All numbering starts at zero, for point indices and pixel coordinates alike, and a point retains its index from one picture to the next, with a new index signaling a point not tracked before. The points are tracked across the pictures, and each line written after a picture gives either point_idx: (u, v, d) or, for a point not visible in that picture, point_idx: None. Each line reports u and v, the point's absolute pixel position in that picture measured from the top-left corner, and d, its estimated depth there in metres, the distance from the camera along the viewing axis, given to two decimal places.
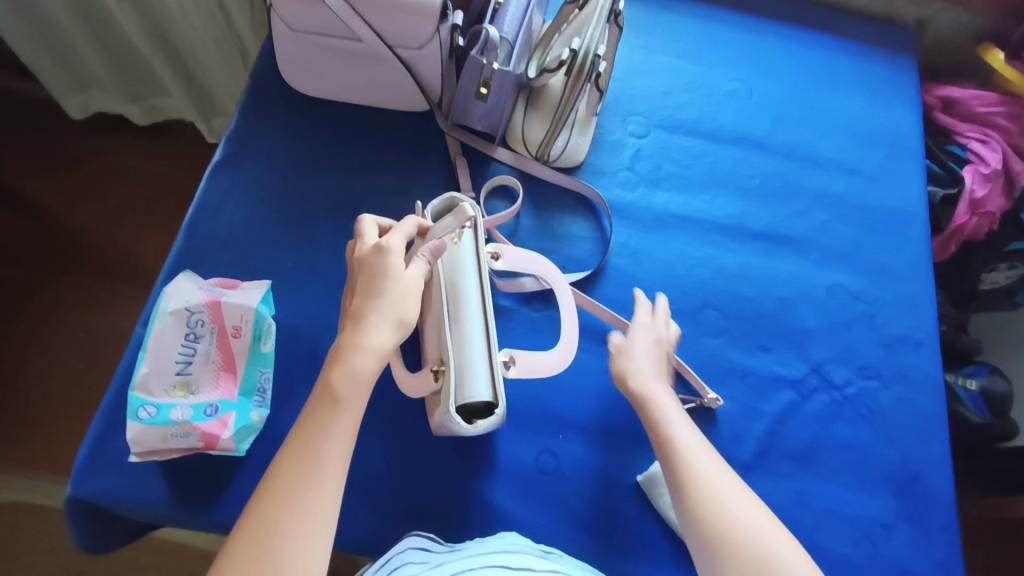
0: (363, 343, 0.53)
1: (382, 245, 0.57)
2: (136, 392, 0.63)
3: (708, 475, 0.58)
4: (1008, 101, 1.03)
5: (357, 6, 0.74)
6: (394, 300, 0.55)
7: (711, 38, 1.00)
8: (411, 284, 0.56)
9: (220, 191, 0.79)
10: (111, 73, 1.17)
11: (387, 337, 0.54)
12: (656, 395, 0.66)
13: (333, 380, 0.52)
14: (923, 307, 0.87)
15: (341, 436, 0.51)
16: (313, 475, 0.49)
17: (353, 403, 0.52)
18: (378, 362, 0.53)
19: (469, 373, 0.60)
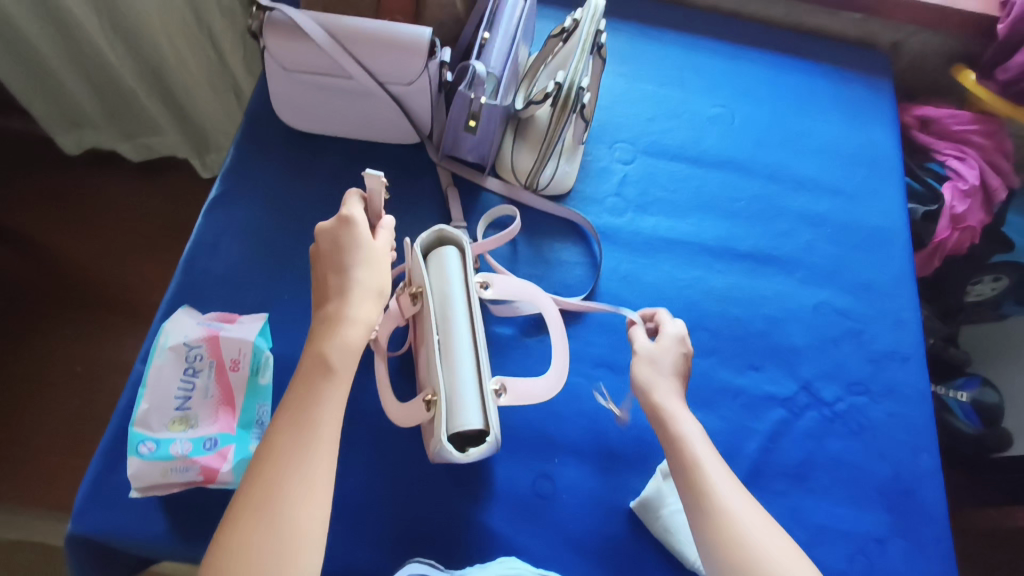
0: (350, 317, 0.57)
1: (347, 218, 0.61)
2: (136, 428, 0.64)
3: (735, 509, 0.56)
4: (982, 119, 1.06)
5: (344, 43, 0.78)
6: (370, 269, 0.60)
7: (693, 66, 1.03)
8: (380, 251, 0.61)
9: (217, 226, 0.81)
10: (103, 113, 1.19)
11: (371, 309, 0.58)
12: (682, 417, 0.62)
13: (325, 350, 0.55)
14: (909, 323, 0.89)
15: (333, 402, 0.54)
16: (307, 444, 0.51)
17: (340, 368, 0.55)
18: (367, 333, 0.57)
19: (460, 402, 0.61)
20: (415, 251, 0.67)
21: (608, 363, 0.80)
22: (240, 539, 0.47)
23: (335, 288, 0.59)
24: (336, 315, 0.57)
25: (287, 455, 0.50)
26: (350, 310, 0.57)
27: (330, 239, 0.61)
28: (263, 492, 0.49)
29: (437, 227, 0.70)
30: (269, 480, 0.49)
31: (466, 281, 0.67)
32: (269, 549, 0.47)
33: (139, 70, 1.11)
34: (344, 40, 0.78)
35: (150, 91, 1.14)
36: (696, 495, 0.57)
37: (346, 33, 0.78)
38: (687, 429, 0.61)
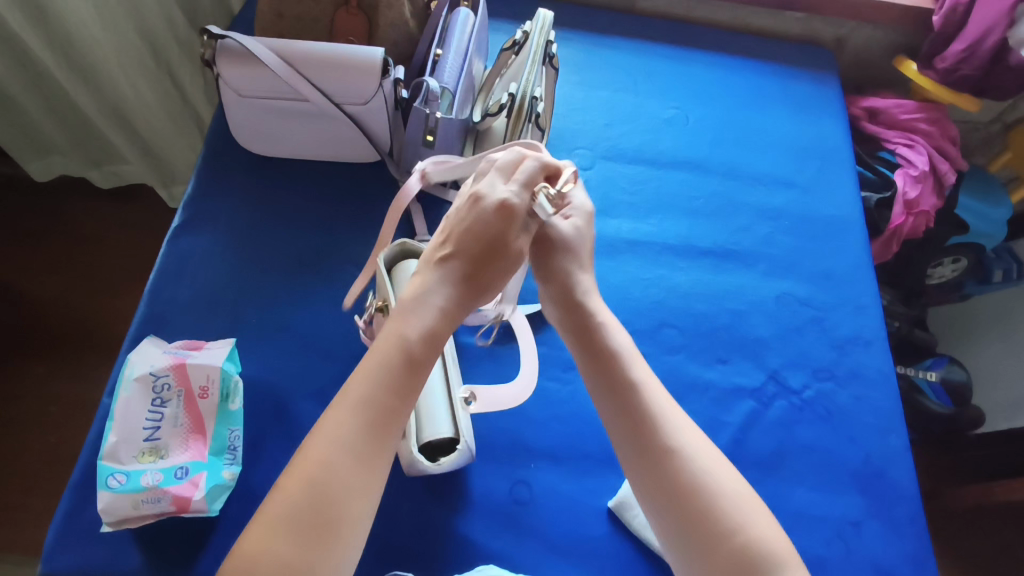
0: (439, 304, 0.57)
1: (511, 209, 0.61)
2: (105, 461, 0.63)
3: (673, 420, 0.56)
4: (925, 107, 1.10)
5: (298, 67, 0.79)
6: (496, 273, 0.61)
7: (647, 70, 1.05)
8: (514, 256, 0.61)
9: (181, 254, 0.81)
10: (71, 142, 1.18)
11: (456, 307, 0.59)
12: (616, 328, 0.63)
13: (408, 333, 0.54)
14: (869, 308, 0.91)
15: (395, 390, 0.52)
16: (370, 427, 0.50)
17: (420, 356, 0.54)
18: (446, 324, 0.57)
19: (428, 412, 0.64)
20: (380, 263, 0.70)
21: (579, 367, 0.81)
22: (279, 537, 0.45)
23: (453, 266, 0.59)
24: (439, 292, 0.58)
25: (352, 447, 0.48)
26: (452, 306, 0.58)
27: (482, 216, 0.60)
28: (307, 490, 0.46)
29: (399, 241, 0.75)
30: (312, 476, 0.47)
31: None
32: (311, 550, 0.45)
33: (99, 103, 1.10)
34: (295, 62, 0.79)
35: (113, 125, 1.14)
36: (628, 405, 0.57)
37: (299, 57, 0.78)
38: (617, 337, 0.62)
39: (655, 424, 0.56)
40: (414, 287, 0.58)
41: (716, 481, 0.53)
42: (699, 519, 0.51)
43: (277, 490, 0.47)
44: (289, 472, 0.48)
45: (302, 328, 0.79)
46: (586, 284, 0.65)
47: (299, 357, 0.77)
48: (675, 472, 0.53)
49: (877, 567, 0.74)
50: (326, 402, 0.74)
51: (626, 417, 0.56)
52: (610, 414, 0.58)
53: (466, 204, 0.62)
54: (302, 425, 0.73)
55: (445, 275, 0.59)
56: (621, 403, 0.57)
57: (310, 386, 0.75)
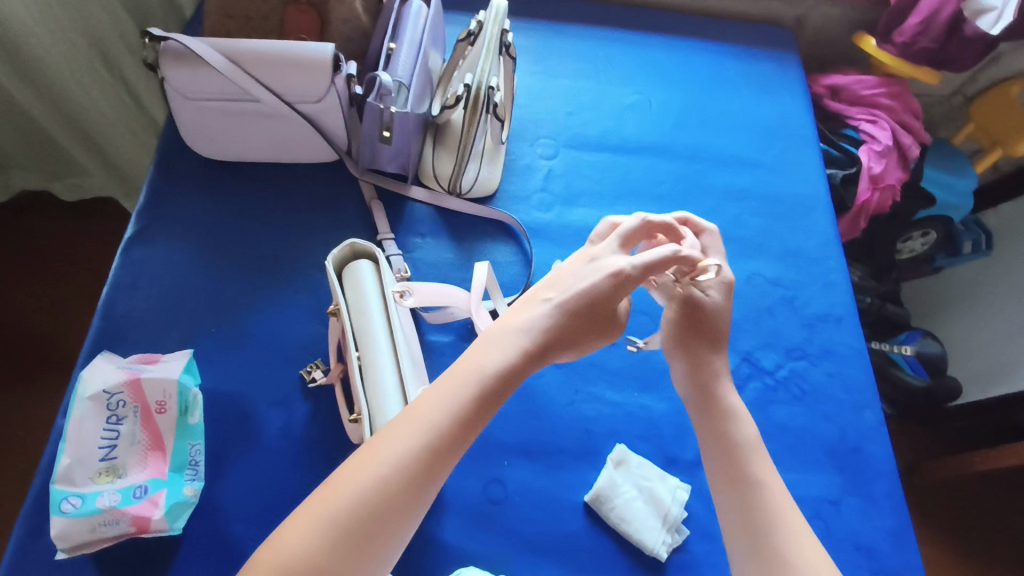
0: (518, 346, 0.55)
1: (624, 279, 0.57)
2: (57, 485, 0.60)
3: (795, 526, 0.55)
4: (886, 82, 1.10)
5: (246, 66, 0.76)
6: (588, 334, 0.58)
7: (608, 57, 1.04)
8: (605, 323, 0.58)
9: (136, 265, 0.78)
10: (29, 154, 1.13)
11: (530, 351, 0.55)
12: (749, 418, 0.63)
13: (484, 360, 0.53)
14: (838, 284, 0.91)
15: (461, 417, 0.50)
16: (433, 450, 0.48)
17: (494, 390, 0.52)
18: (522, 360, 0.54)
19: (382, 416, 0.62)
20: (329, 268, 0.69)
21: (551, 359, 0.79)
22: (308, 546, 0.43)
23: (547, 311, 0.57)
24: (525, 333, 0.56)
25: (410, 467, 0.47)
26: (534, 350, 0.55)
27: (593, 275, 0.58)
28: (355, 502, 0.45)
29: (348, 240, 0.72)
30: (362, 487, 0.46)
31: (383, 297, 0.69)
32: (349, 566, 0.44)
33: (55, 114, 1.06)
34: (243, 62, 0.76)
35: (72, 138, 1.10)
36: (751, 503, 0.57)
37: (244, 56, 0.76)
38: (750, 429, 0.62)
39: (775, 527, 0.55)
40: (506, 320, 0.57)
41: None
42: None
43: (324, 490, 0.46)
44: (340, 474, 0.47)
45: (263, 336, 0.76)
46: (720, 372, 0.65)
47: (261, 365, 0.74)
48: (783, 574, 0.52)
49: (856, 543, 0.74)
50: (291, 409, 0.72)
51: (744, 513, 0.56)
52: (729, 508, 0.58)
53: (585, 263, 0.61)
54: (266, 436, 0.71)
55: (536, 317, 0.56)
56: (743, 499, 0.57)
57: (274, 394, 0.73)
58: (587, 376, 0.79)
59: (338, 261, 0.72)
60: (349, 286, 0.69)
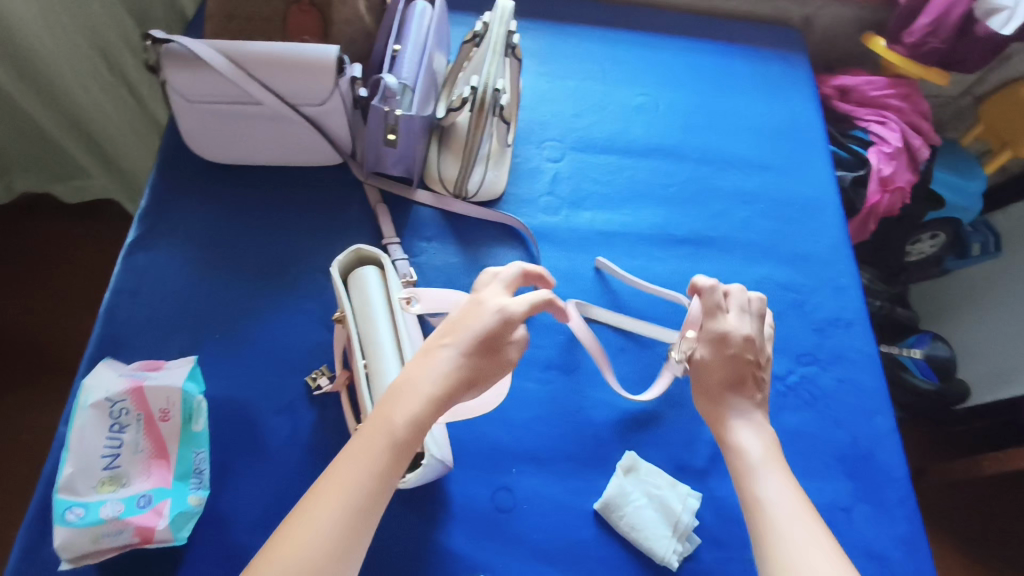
0: (425, 393, 0.52)
1: (512, 316, 0.57)
2: (61, 494, 0.60)
3: (796, 538, 0.54)
4: (896, 83, 1.09)
5: (248, 68, 0.75)
6: (489, 374, 0.56)
7: (614, 58, 1.03)
8: (504, 361, 0.57)
9: (138, 271, 0.77)
10: (30, 156, 1.13)
11: (440, 397, 0.53)
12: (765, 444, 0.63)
13: (392, 416, 0.51)
14: (849, 288, 0.90)
15: (380, 472, 0.50)
16: (353, 506, 0.48)
17: (406, 440, 0.51)
18: (435, 411, 0.53)
19: None
20: (334, 274, 0.68)
21: (559, 365, 0.78)
22: None
23: (447, 358, 0.54)
24: (430, 383, 0.53)
25: (335, 530, 0.47)
26: (443, 398, 0.53)
27: (482, 314, 0.56)
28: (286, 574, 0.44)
29: (354, 246, 0.71)
30: (295, 555, 0.45)
31: (389, 304, 0.68)
32: None
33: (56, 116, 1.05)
34: (245, 64, 0.75)
35: (73, 139, 1.09)
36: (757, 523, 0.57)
37: (247, 58, 0.75)
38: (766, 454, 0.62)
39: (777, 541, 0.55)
40: (406, 375, 0.54)
41: None
42: None
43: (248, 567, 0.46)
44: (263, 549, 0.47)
45: (268, 342, 0.75)
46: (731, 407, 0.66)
47: (265, 372, 0.74)
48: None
49: (868, 550, 0.73)
50: (296, 416, 0.72)
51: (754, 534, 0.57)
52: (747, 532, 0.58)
53: (468, 303, 0.59)
54: (271, 443, 0.70)
55: (438, 365, 0.54)
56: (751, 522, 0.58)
57: (279, 401, 0.72)
58: (595, 382, 0.78)
59: (343, 267, 0.71)
60: (355, 291, 0.68)
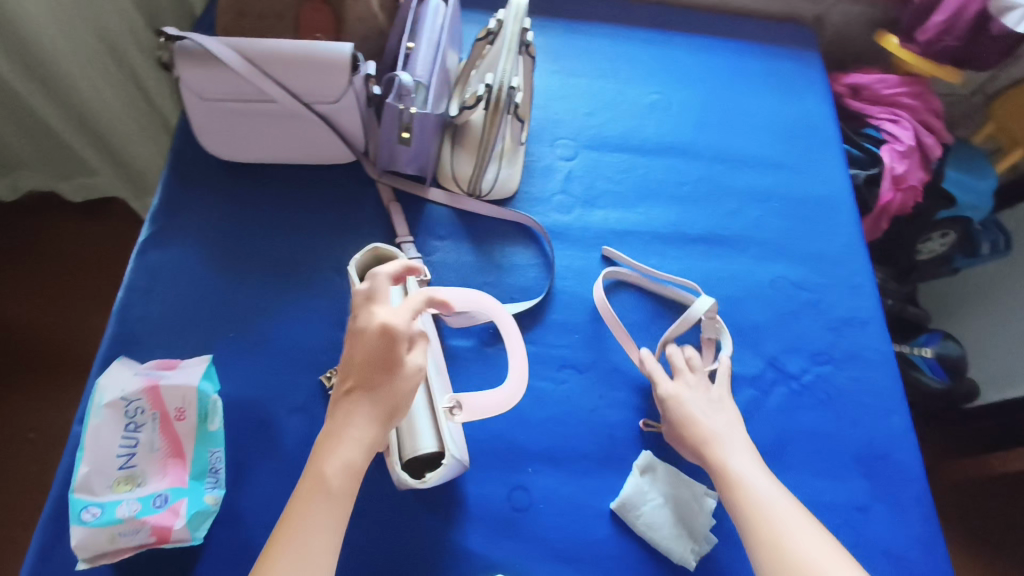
0: (350, 437, 0.55)
1: (391, 331, 0.56)
2: (77, 493, 0.59)
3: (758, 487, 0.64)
4: (909, 81, 1.08)
5: (262, 66, 0.75)
6: (403, 393, 0.56)
7: (626, 56, 1.02)
8: (414, 374, 0.56)
9: (150, 269, 0.77)
10: (37, 154, 1.12)
11: (371, 432, 0.55)
12: (718, 427, 0.70)
13: (324, 470, 0.54)
14: (864, 287, 0.89)
15: (327, 522, 0.52)
16: (304, 556, 0.50)
17: (342, 488, 0.53)
18: (368, 455, 0.55)
19: (413, 428, 0.63)
20: (352, 273, 0.68)
21: (574, 365, 0.78)
22: None
23: (355, 401, 0.55)
24: (350, 429, 0.55)
25: None
26: (369, 438, 0.55)
27: (366, 340, 0.56)
28: None
29: (372, 245, 0.71)
30: None
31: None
32: None
33: (64, 113, 1.05)
34: (259, 61, 0.75)
35: (81, 137, 1.09)
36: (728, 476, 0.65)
37: (260, 55, 0.74)
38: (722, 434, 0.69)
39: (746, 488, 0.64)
40: (327, 431, 0.56)
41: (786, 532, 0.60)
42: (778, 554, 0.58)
43: None
44: None
45: (281, 341, 0.75)
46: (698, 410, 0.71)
47: (280, 370, 0.73)
48: (781, 553, 0.58)
49: (885, 550, 0.73)
50: (310, 415, 0.71)
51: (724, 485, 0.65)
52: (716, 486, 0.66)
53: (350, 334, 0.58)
54: (285, 442, 0.70)
55: (351, 412, 0.55)
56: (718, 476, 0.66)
57: (294, 400, 0.72)
58: (611, 381, 0.78)
59: (361, 265, 0.71)
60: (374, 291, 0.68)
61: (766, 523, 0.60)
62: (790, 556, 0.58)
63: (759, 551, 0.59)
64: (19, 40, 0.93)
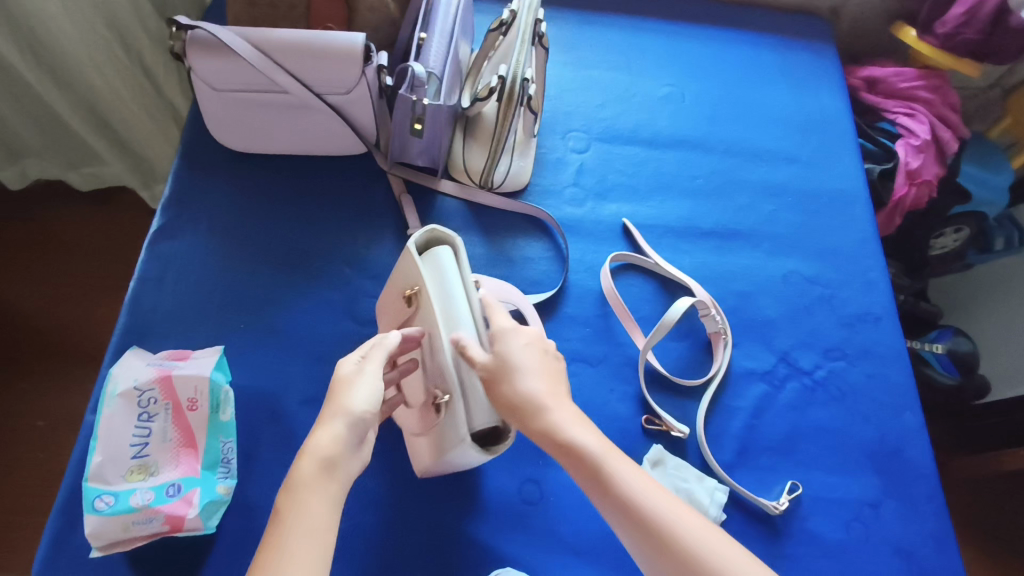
0: (306, 452, 0.52)
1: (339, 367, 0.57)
2: (91, 483, 0.60)
3: (615, 466, 0.55)
4: (926, 75, 1.07)
5: (274, 56, 0.74)
6: (335, 398, 0.54)
7: (640, 47, 1.01)
8: (349, 380, 0.55)
9: (161, 259, 0.77)
10: (45, 143, 1.12)
11: (327, 439, 0.52)
12: (552, 409, 0.56)
13: (279, 501, 0.50)
14: (878, 283, 0.88)
15: (294, 542, 0.48)
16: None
17: (297, 504, 0.50)
18: (320, 462, 0.51)
19: (476, 400, 0.58)
20: (410, 250, 0.59)
21: (585, 358, 0.77)
22: None
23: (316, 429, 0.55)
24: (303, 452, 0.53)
25: None
26: (317, 448, 0.52)
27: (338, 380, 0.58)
28: None
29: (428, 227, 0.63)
30: None
31: (463, 280, 0.60)
32: None
33: (73, 102, 1.05)
34: (271, 51, 0.74)
35: (90, 127, 1.09)
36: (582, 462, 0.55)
37: (273, 45, 0.74)
38: (546, 411, 0.55)
39: (604, 475, 0.54)
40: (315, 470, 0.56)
41: (664, 517, 0.53)
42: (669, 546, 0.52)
43: None
44: None
45: (294, 332, 0.75)
46: (500, 364, 0.56)
47: (292, 362, 0.73)
48: (672, 557, 0.51)
49: (895, 547, 0.73)
50: (321, 408, 0.71)
51: (583, 471, 0.55)
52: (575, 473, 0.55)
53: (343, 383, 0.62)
54: (298, 433, 0.70)
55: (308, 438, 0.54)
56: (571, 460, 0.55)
57: (305, 391, 0.72)
58: (623, 375, 0.77)
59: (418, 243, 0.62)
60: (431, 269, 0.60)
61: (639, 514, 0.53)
62: (678, 549, 0.51)
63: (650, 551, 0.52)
64: (29, 28, 0.93)
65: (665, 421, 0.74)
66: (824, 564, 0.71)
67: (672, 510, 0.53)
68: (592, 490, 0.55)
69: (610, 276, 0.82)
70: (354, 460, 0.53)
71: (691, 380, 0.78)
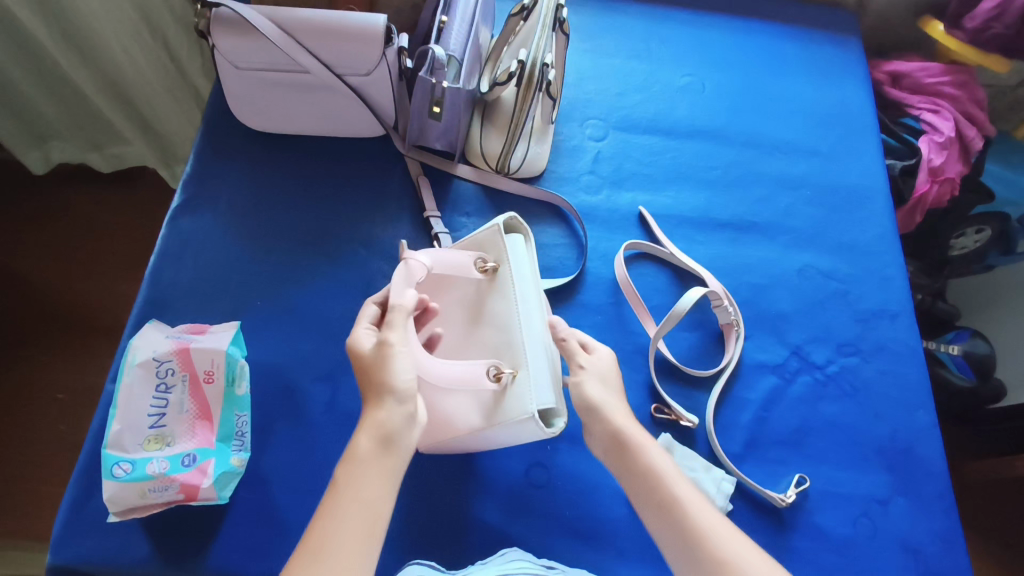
0: (366, 424, 0.53)
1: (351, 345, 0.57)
2: (109, 450, 0.61)
3: (670, 477, 0.57)
4: (952, 70, 1.05)
5: (295, 35, 0.75)
6: (379, 373, 0.54)
7: (661, 37, 1.00)
8: (384, 353, 0.55)
9: (182, 235, 0.78)
10: (69, 123, 1.14)
11: (386, 417, 0.53)
12: (621, 419, 0.59)
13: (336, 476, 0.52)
14: (894, 280, 0.88)
15: (349, 512, 0.49)
16: (317, 552, 0.47)
17: (355, 477, 0.51)
18: (376, 437, 0.52)
19: (542, 375, 0.59)
20: (500, 222, 0.64)
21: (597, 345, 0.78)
22: None
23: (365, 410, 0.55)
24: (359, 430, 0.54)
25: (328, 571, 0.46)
26: (374, 426, 0.53)
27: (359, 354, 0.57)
28: None
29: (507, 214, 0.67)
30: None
31: (533, 268, 0.65)
32: None
33: (97, 81, 1.06)
34: (293, 31, 0.75)
35: (113, 106, 1.10)
36: (637, 469, 0.58)
37: (296, 25, 0.75)
38: (613, 414, 0.59)
39: (656, 482, 0.57)
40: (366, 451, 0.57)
41: (704, 529, 0.54)
42: (703, 556, 0.52)
43: None
44: None
45: (309, 311, 0.76)
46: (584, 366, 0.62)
47: (307, 340, 0.74)
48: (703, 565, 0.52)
49: (902, 543, 0.73)
50: (335, 384, 0.72)
51: (637, 478, 0.58)
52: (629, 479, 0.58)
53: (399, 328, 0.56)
54: (311, 410, 0.71)
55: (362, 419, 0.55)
56: (626, 465, 0.58)
57: (319, 368, 0.73)
58: (634, 363, 0.78)
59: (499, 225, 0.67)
60: (512, 249, 0.64)
61: (679, 523, 0.54)
62: (710, 557, 0.52)
63: (683, 556, 0.53)
64: (57, 6, 0.94)
65: (674, 410, 0.74)
66: (830, 558, 0.71)
67: (715, 526, 0.54)
68: (641, 495, 0.57)
69: (623, 264, 0.82)
70: (411, 435, 0.54)
71: (701, 370, 0.78)
